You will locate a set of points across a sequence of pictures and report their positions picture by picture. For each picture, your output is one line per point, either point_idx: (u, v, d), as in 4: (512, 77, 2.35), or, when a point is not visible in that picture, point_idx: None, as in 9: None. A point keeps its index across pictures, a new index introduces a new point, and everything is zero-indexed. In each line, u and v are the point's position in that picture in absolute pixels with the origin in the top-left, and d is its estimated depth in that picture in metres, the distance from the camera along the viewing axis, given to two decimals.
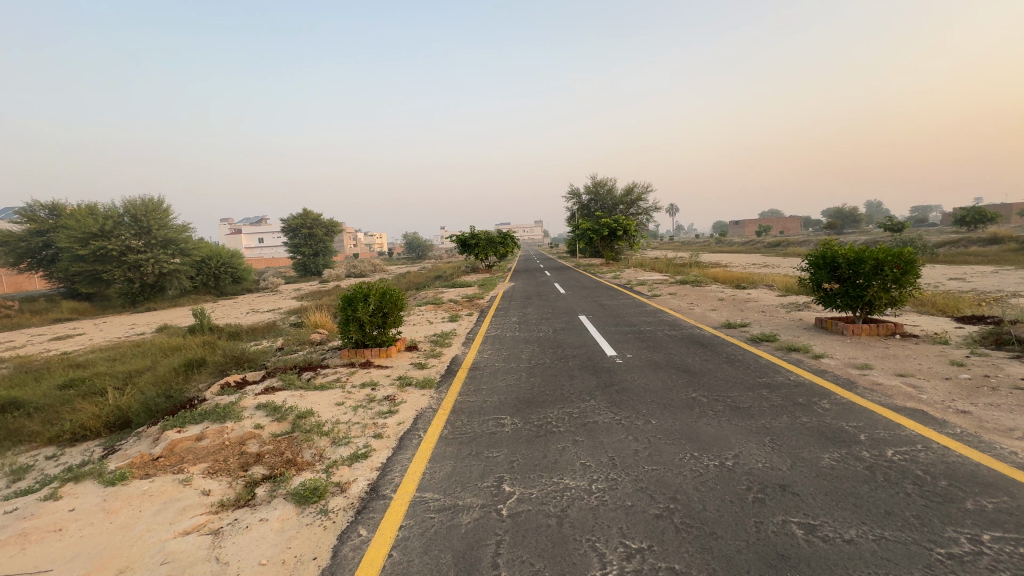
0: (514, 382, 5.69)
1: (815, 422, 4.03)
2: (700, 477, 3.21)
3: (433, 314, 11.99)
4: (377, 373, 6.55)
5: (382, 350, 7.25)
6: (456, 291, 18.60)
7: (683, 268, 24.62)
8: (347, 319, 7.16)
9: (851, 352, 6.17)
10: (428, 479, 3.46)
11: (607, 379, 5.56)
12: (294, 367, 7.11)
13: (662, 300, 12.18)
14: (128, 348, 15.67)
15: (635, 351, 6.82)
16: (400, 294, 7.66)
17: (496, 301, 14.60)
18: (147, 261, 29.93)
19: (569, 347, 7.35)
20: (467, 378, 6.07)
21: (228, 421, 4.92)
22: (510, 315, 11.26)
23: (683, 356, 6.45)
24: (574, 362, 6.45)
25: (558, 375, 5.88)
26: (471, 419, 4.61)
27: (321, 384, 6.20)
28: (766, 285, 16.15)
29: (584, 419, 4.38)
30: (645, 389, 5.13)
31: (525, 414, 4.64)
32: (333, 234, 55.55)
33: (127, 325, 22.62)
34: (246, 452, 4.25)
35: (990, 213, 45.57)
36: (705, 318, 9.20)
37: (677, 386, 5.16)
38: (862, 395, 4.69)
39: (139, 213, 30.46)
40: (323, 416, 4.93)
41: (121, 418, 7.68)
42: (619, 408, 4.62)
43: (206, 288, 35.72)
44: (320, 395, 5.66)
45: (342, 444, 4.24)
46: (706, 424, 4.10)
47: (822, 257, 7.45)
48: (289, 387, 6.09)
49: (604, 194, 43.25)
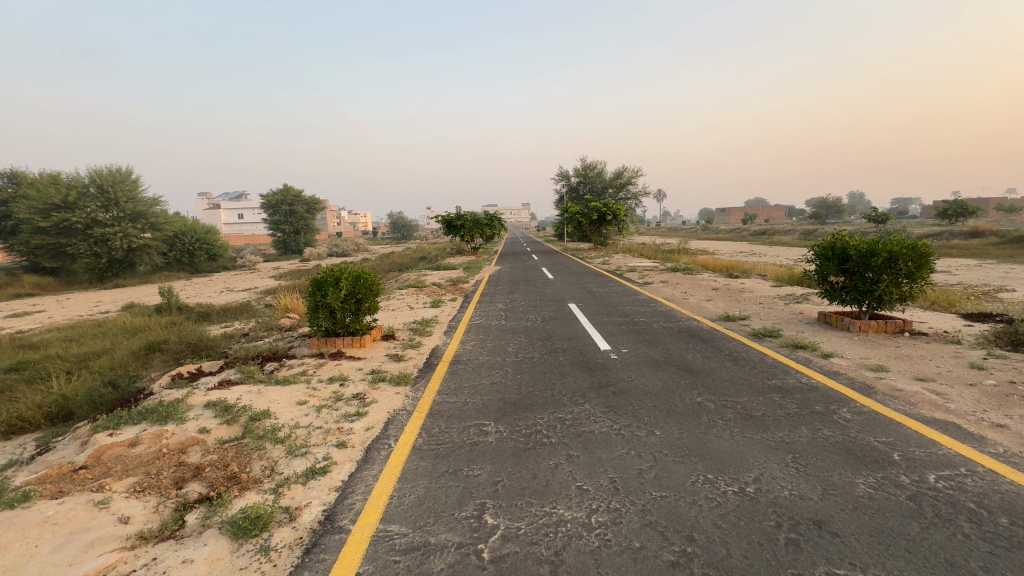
0: (499, 380, 5.14)
1: (839, 437, 3.56)
2: (719, 509, 2.71)
3: (414, 299, 11.35)
4: (347, 365, 5.94)
5: (355, 340, 6.63)
6: (440, 274, 17.93)
7: (672, 255, 24.20)
8: (316, 305, 6.50)
9: (861, 351, 5.75)
10: (395, 505, 2.90)
11: (602, 378, 5.04)
12: (256, 356, 6.43)
13: (655, 289, 11.68)
14: (88, 328, 14.70)
15: (631, 345, 6.32)
16: (376, 278, 7.01)
17: (482, 286, 13.96)
18: (115, 235, 28.48)
19: (559, 340, 6.80)
20: (447, 373, 5.49)
21: (170, 423, 4.28)
22: (496, 301, 10.66)
23: (682, 352, 5.97)
24: (565, 357, 5.90)
25: (547, 372, 5.34)
26: (450, 425, 4.04)
27: (285, 377, 5.57)
28: (758, 275, 15.79)
29: (578, 428, 3.85)
30: (644, 391, 4.63)
31: (511, 420, 4.09)
32: (315, 211, 53.94)
33: (92, 302, 21.47)
34: (185, 464, 3.63)
35: (971, 206, 46.11)
36: (702, 309, 8.74)
37: (679, 388, 4.67)
38: (884, 403, 4.23)
39: (106, 184, 28.85)
40: (280, 418, 4.32)
41: (64, 409, 6.94)
42: (618, 413, 4.12)
43: (179, 264, 34.38)
44: (281, 391, 5.03)
45: (299, 456, 3.64)
46: (716, 437, 3.61)
47: (830, 248, 6.99)
48: (248, 382, 5.43)
49: (593, 177, 42.63)
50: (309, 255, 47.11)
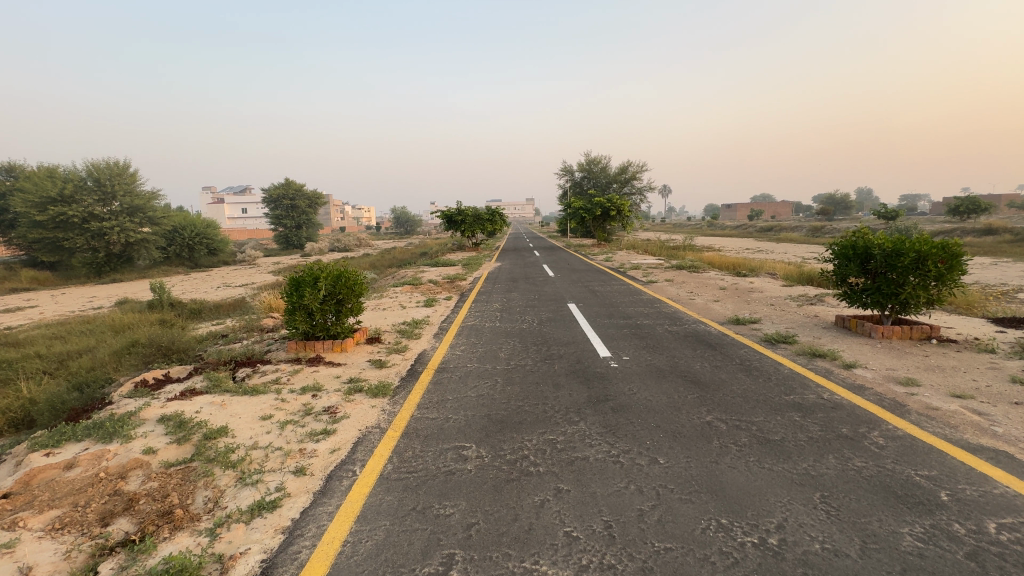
0: (486, 392, 4.65)
1: (873, 469, 3.06)
2: (736, 569, 2.21)
3: (407, 297, 10.86)
4: (324, 373, 5.47)
5: (335, 344, 6.17)
6: (438, 271, 17.43)
7: (677, 252, 23.56)
8: (293, 306, 6.03)
9: (887, 361, 5.21)
10: (346, 556, 2.43)
11: (600, 392, 4.54)
12: (229, 362, 5.98)
13: (659, 288, 11.14)
14: (77, 325, 14.30)
15: (633, 352, 5.81)
16: (359, 277, 6.55)
17: (479, 284, 13.45)
18: (112, 229, 28.12)
19: (555, 345, 6.30)
20: (431, 383, 5.02)
21: (115, 440, 3.83)
22: (492, 300, 10.16)
23: (689, 360, 5.46)
24: (561, 365, 5.40)
25: (539, 383, 4.83)
26: (426, 448, 3.56)
27: (254, 386, 5.11)
28: (767, 273, 15.18)
29: (571, 454, 3.36)
30: (647, 408, 4.13)
31: (495, 443, 3.59)
32: (316, 206, 53.54)
33: (86, 297, 21.18)
34: (120, 493, 3.18)
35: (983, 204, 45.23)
36: (709, 311, 8.21)
37: (686, 405, 4.17)
38: (920, 425, 3.71)
39: (102, 177, 28.54)
40: (239, 436, 3.86)
41: (28, 415, 6.51)
42: (617, 436, 3.62)
43: (179, 259, 34.12)
44: (246, 403, 4.57)
45: (249, 485, 3.18)
46: (729, 468, 3.12)
47: (851, 247, 6.46)
48: (213, 392, 4.96)
49: (597, 172, 42.00)
50: (309, 250, 46.65)
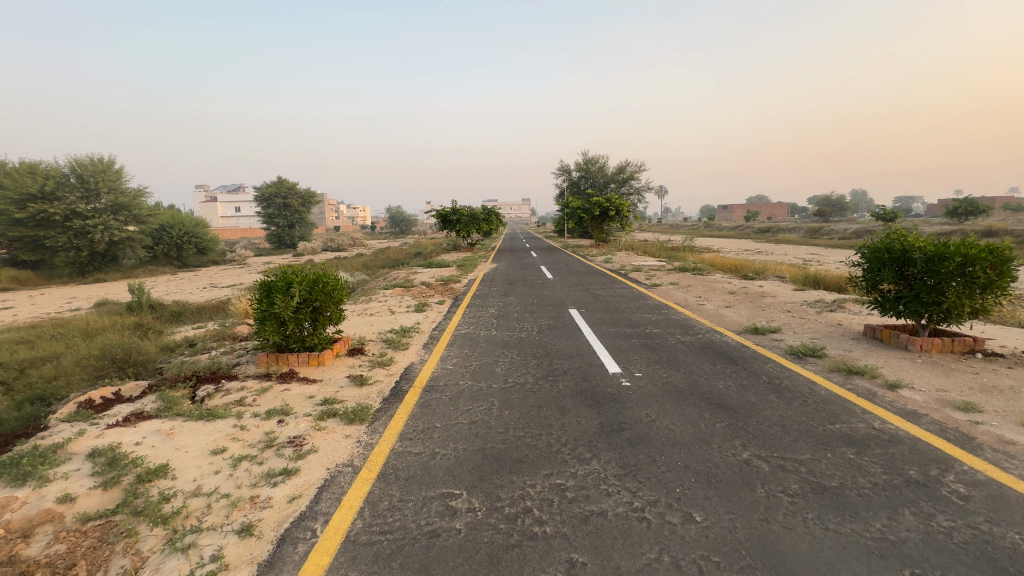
0: (480, 418, 3.98)
1: (966, 532, 2.43)
2: None
3: (397, 301, 10.17)
4: (295, 393, 4.79)
5: (311, 357, 5.49)
6: (432, 272, 16.79)
7: (678, 254, 22.91)
8: (263, 315, 5.34)
9: (934, 380, 4.60)
10: None
11: (613, 418, 3.91)
12: (189, 378, 5.27)
13: (665, 292, 10.52)
14: (48, 329, 13.49)
15: (645, 368, 5.17)
16: (339, 282, 5.89)
17: (474, 286, 12.78)
18: (96, 227, 27.25)
19: (557, 358, 5.66)
20: (416, 405, 4.36)
21: (27, 483, 3.13)
22: (487, 305, 9.48)
23: (711, 378, 4.83)
24: (566, 384, 4.75)
25: (542, 407, 4.18)
26: (404, 498, 2.89)
27: (213, 409, 4.42)
28: (773, 276, 14.60)
29: (585, 508, 2.71)
30: (672, 442, 3.48)
31: (489, 491, 2.94)
32: (310, 204, 52.67)
33: (66, 298, 20.39)
34: (14, 562, 2.49)
35: (981, 205, 45.30)
36: (723, 319, 7.58)
37: (717, 437, 3.54)
38: (1002, 465, 3.07)
39: (87, 173, 27.71)
40: (181, 478, 3.19)
41: None
42: (639, 481, 2.97)
43: (166, 258, 33.28)
44: (199, 432, 3.89)
45: (178, 553, 2.50)
46: (786, 529, 2.48)
47: (885, 250, 5.85)
48: (163, 417, 4.26)
49: (595, 171, 41.56)
50: (302, 250, 45.78)
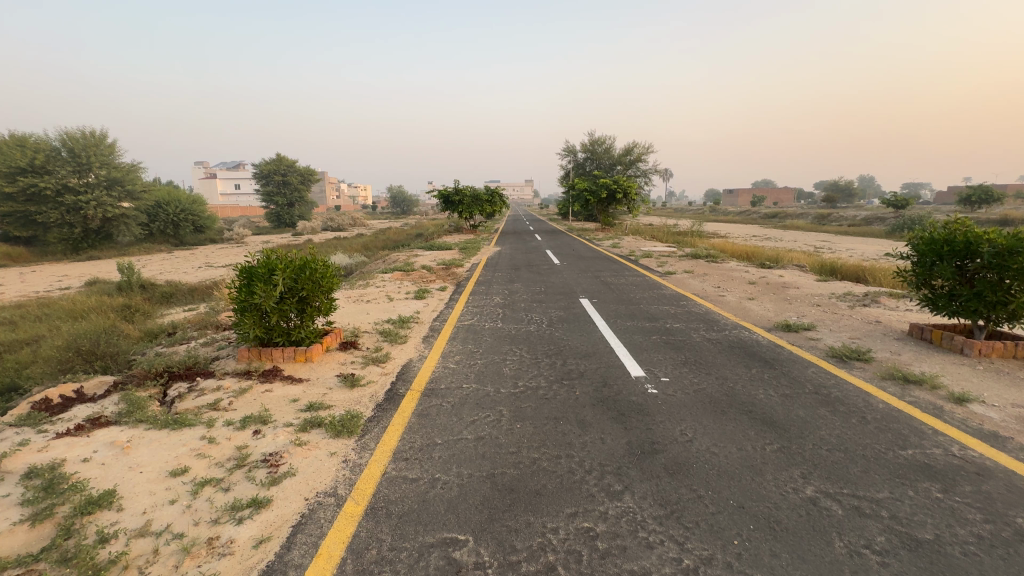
0: (488, 434, 3.42)
1: None
2: None
3: (395, 287, 9.57)
4: (277, 395, 4.22)
5: (297, 353, 4.93)
6: (433, 255, 16.18)
7: (685, 239, 22.22)
8: (242, 306, 4.76)
9: (1007, 393, 4.01)
10: None
11: (643, 437, 3.35)
12: (161, 374, 4.70)
13: (680, 281, 9.90)
14: (32, 309, 12.92)
15: (672, 372, 4.59)
16: (328, 270, 5.29)
17: (477, 271, 12.16)
18: (89, 203, 26.53)
19: (571, 357, 5.08)
20: (414, 415, 3.79)
21: None
22: (492, 293, 8.88)
23: (749, 386, 4.24)
24: (583, 390, 4.17)
25: (558, 420, 3.62)
26: (395, 547, 2.33)
27: (181, 415, 3.86)
28: (790, 264, 13.95)
29: (624, 570, 2.14)
30: (718, 471, 2.92)
31: (501, 537, 2.37)
32: (309, 182, 51.70)
33: (56, 276, 19.80)
34: None
35: (995, 192, 44.34)
36: (748, 313, 6.99)
37: (770, 465, 2.98)
38: None
39: (78, 147, 26.90)
40: (130, 510, 2.64)
41: None
42: (685, 527, 2.42)
43: (163, 236, 32.62)
44: (160, 445, 3.34)
45: None
46: None
47: (942, 243, 5.20)
48: (122, 424, 3.69)
49: (601, 152, 40.52)
50: (302, 229, 45.03)
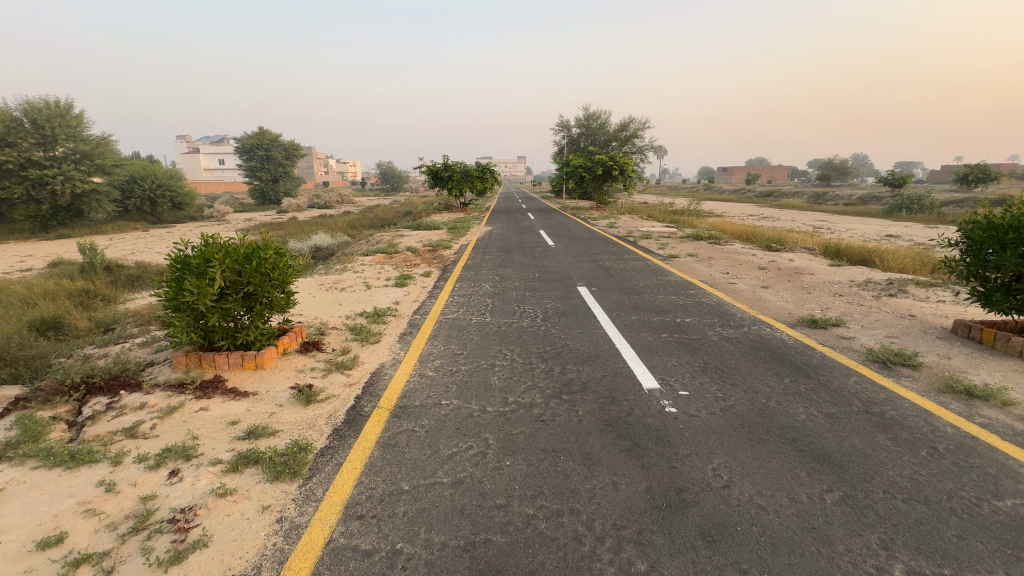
0: (469, 477, 2.67)
1: None
2: None
3: (375, 272, 8.70)
4: (214, 417, 3.43)
5: (244, 359, 4.13)
6: (420, 235, 15.28)
7: (683, 218, 21.40)
8: (173, 306, 3.94)
9: None
10: None
11: (668, 482, 2.61)
12: (77, 386, 3.89)
13: (684, 265, 9.15)
14: None
15: (692, 384, 3.86)
16: (281, 261, 4.46)
17: (466, 253, 11.33)
18: (55, 177, 24.93)
19: (570, 362, 4.34)
20: (378, 446, 3.03)
21: None
22: (480, 280, 8.07)
23: (787, 404, 3.51)
24: (588, 410, 3.44)
25: (558, 454, 2.88)
26: None
27: (84, 446, 3.05)
28: (796, 246, 13.24)
29: None
30: (773, 538, 2.19)
31: None
32: (294, 158, 49.84)
33: (19, 256, 18.56)
34: None
35: (991, 171, 43.85)
36: (766, 304, 6.28)
37: (838, 529, 2.26)
38: None
39: (40, 117, 25.15)
40: None
41: None
42: None
43: (139, 213, 31.16)
44: (39, 497, 2.54)
45: None
46: None
47: (1005, 229, 4.44)
48: (2, 461, 2.88)
49: (596, 128, 39.29)
50: (286, 207, 43.42)
